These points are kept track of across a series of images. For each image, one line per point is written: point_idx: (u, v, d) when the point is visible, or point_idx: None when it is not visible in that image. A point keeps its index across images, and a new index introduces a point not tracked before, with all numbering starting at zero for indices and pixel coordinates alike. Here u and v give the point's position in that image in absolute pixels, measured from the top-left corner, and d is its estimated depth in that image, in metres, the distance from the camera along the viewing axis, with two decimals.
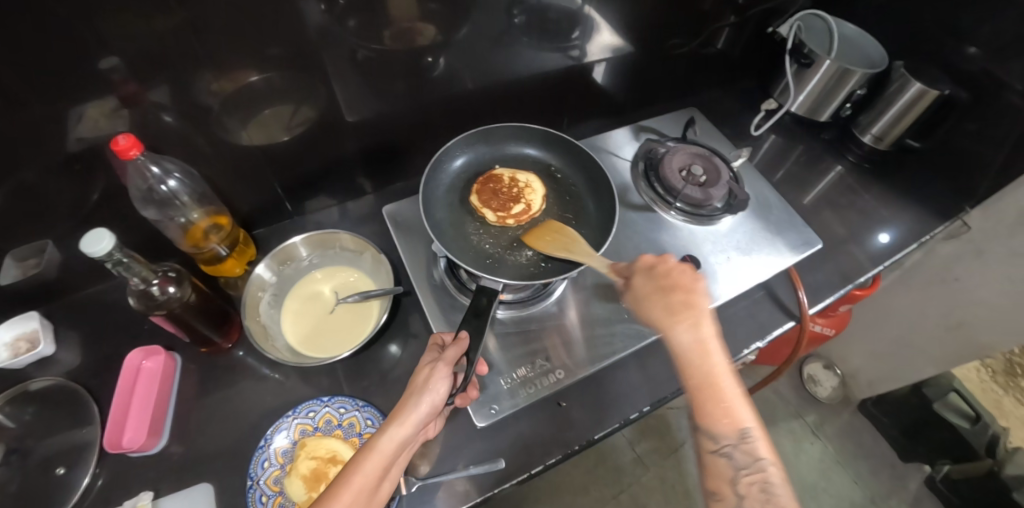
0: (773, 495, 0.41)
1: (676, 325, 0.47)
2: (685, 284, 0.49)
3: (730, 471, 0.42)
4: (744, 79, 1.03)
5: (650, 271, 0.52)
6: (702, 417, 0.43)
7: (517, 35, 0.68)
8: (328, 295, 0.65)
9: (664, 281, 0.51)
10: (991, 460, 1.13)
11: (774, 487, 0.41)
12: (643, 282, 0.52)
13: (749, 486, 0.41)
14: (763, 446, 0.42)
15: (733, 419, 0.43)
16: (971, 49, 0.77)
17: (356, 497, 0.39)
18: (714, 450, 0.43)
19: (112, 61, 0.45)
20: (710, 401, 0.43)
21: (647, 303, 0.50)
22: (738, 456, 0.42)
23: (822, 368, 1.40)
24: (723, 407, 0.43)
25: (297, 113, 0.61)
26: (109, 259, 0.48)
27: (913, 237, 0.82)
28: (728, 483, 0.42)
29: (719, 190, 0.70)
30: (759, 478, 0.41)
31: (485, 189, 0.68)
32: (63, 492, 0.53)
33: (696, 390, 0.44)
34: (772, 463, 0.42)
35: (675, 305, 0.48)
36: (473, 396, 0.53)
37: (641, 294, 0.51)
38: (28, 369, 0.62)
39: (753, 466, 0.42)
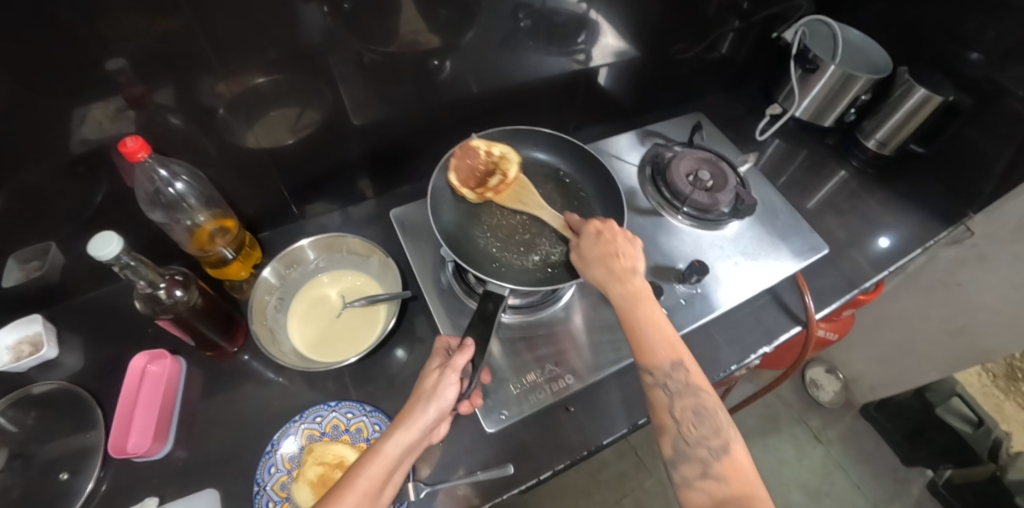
0: (706, 416, 0.45)
1: (614, 282, 0.51)
2: (619, 247, 0.53)
3: (667, 400, 0.45)
4: (747, 83, 1.04)
5: (596, 237, 0.54)
6: (643, 355, 0.47)
7: (523, 39, 0.68)
8: (335, 299, 0.65)
9: (608, 245, 0.53)
10: (993, 464, 1.13)
11: (707, 410, 0.45)
12: (588, 247, 0.54)
13: (684, 412, 0.45)
14: (695, 373, 0.46)
15: (669, 352, 0.47)
16: (974, 55, 0.77)
17: (360, 500, 0.39)
18: (653, 383, 0.46)
19: (118, 63, 0.45)
20: (649, 340, 0.47)
21: (591, 265, 0.53)
22: (672, 386, 0.46)
23: (824, 372, 1.41)
24: (660, 345, 0.47)
25: (303, 116, 0.61)
26: (116, 263, 0.47)
27: (917, 242, 0.83)
28: (667, 411, 0.46)
29: (726, 195, 0.70)
30: (693, 402, 0.45)
31: (461, 166, 0.65)
32: (66, 497, 0.52)
33: (634, 334, 0.48)
34: (705, 390, 0.46)
35: (612, 264, 0.51)
36: (479, 403, 0.52)
37: (588, 258, 0.54)
38: (31, 373, 0.62)
39: (685, 391, 0.45)
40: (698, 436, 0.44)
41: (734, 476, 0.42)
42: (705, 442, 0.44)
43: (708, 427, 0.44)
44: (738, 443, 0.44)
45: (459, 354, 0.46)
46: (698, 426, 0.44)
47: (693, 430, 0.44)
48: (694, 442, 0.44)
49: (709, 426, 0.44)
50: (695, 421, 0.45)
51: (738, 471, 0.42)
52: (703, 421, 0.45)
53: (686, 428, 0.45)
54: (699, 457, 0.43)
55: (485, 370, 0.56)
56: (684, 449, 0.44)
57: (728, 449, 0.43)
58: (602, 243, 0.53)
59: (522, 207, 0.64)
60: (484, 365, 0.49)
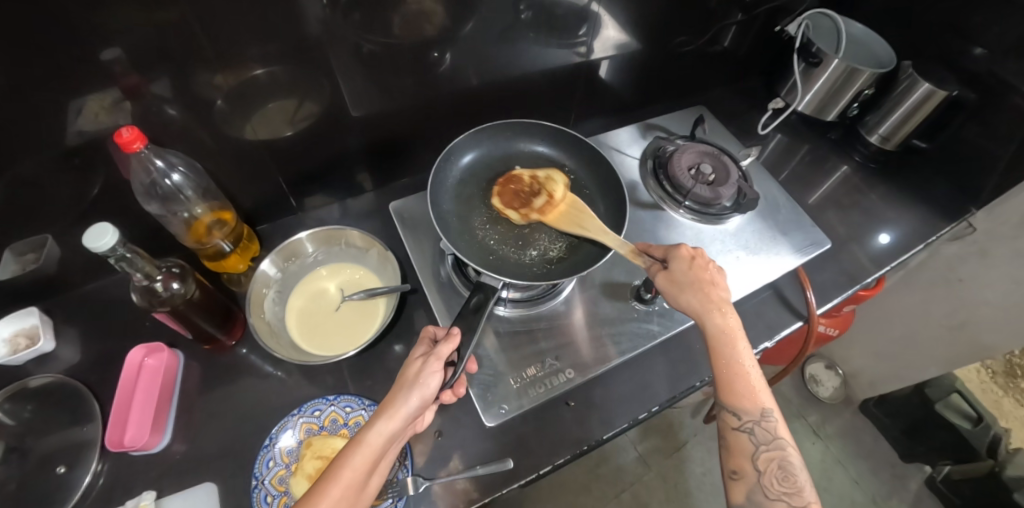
0: (789, 472, 0.45)
1: (711, 314, 0.50)
2: (713, 278, 0.52)
3: (751, 447, 0.46)
4: (749, 77, 1.03)
5: (689, 262, 0.52)
6: (731, 396, 0.47)
7: (523, 31, 0.67)
8: (334, 292, 0.64)
9: (700, 273, 0.52)
10: (991, 460, 1.13)
11: (791, 466, 0.45)
12: (679, 271, 0.52)
13: (768, 462, 0.46)
14: (782, 426, 0.47)
15: (758, 400, 0.47)
16: (978, 50, 0.76)
17: (344, 492, 0.38)
18: (737, 426, 0.47)
19: (114, 53, 0.44)
20: (740, 382, 0.47)
21: (683, 290, 0.51)
22: (759, 434, 0.46)
23: (824, 368, 1.41)
24: (751, 390, 0.47)
25: (302, 108, 0.60)
26: (113, 254, 0.47)
27: (919, 238, 0.82)
28: (749, 459, 0.46)
29: (728, 189, 0.69)
30: (779, 455, 0.46)
31: (505, 190, 0.67)
32: (63, 491, 0.52)
33: (724, 372, 0.48)
34: (790, 444, 0.46)
35: (710, 294, 0.51)
36: (462, 393, 0.52)
37: (679, 282, 0.52)
38: (28, 366, 0.61)
39: (772, 444, 0.46)
40: (779, 491, 0.44)
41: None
42: (785, 497, 0.44)
43: (791, 483, 0.45)
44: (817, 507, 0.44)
45: (444, 343, 0.46)
46: (782, 481, 0.45)
47: (775, 484, 0.45)
48: (773, 495, 0.44)
49: (792, 484, 0.45)
50: (779, 476, 0.45)
51: None
52: (786, 477, 0.45)
53: (767, 481, 0.45)
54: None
55: (472, 358, 0.55)
56: (760, 499, 0.45)
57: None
58: (697, 270, 0.52)
59: (579, 231, 0.60)
60: (470, 354, 0.49)
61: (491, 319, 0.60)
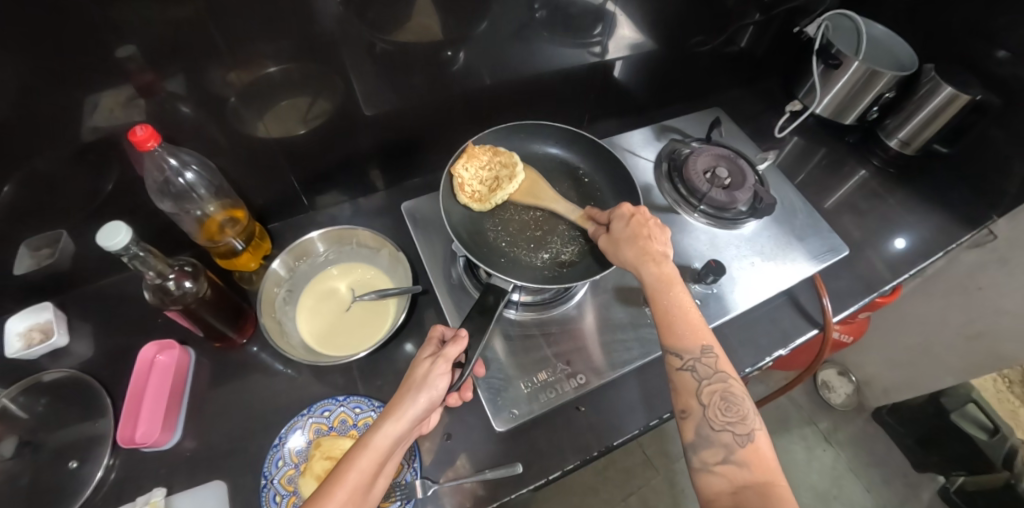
0: (733, 403, 0.45)
1: (645, 263, 0.50)
2: (651, 232, 0.52)
3: (694, 384, 0.45)
4: (766, 79, 1.01)
5: (628, 219, 0.53)
6: (672, 337, 0.47)
7: (538, 30, 0.66)
8: (344, 292, 0.64)
9: (639, 227, 0.52)
10: (1007, 472, 1.06)
11: (735, 396, 0.45)
12: (619, 229, 0.53)
13: (711, 396, 0.45)
14: (723, 360, 0.46)
15: (697, 336, 0.47)
16: (1002, 53, 0.75)
17: (350, 496, 0.37)
18: (680, 366, 0.46)
19: (129, 50, 0.44)
20: (678, 323, 0.47)
21: (623, 246, 0.52)
22: (701, 370, 0.46)
23: (837, 375, 1.39)
24: (690, 328, 0.47)
25: (315, 105, 0.60)
26: (126, 253, 0.47)
27: (939, 244, 0.80)
28: (693, 396, 0.45)
29: (744, 193, 0.67)
30: (721, 387, 0.45)
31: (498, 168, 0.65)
32: (76, 485, 0.52)
33: (663, 315, 0.48)
34: (733, 377, 0.46)
35: (647, 245, 0.51)
36: (467, 397, 0.53)
37: (618, 240, 0.53)
38: (41, 361, 0.62)
39: (714, 377, 0.45)
40: (724, 422, 0.44)
41: (757, 462, 0.42)
42: (731, 428, 0.44)
43: (734, 413, 0.44)
44: (763, 435, 0.44)
45: (452, 345, 0.45)
46: (725, 412, 0.44)
47: (720, 416, 0.44)
48: (719, 427, 0.44)
49: (736, 413, 0.44)
50: (722, 407, 0.45)
51: (761, 459, 0.42)
52: (731, 408, 0.44)
53: (712, 413, 0.45)
54: (723, 443, 0.43)
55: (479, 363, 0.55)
56: (708, 434, 0.44)
57: (752, 439, 0.43)
58: (635, 225, 0.52)
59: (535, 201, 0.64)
60: (478, 356, 0.49)
61: (501, 321, 0.60)
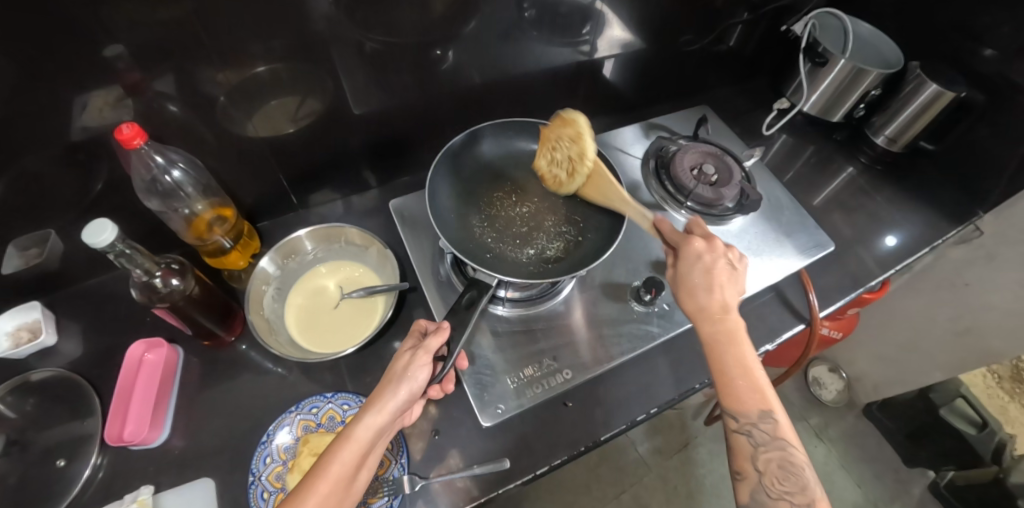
0: (792, 473, 0.43)
1: (710, 316, 0.49)
2: (720, 281, 0.50)
3: (750, 448, 0.44)
4: (756, 77, 1.02)
5: (698, 261, 0.52)
6: (730, 398, 0.46)
7: (527, 29, 0.67)
8: (333, 290, 0.64)
9: (706, 274, 0.51)
10: (996, 467, 1.10)
11: (794, 466, 0.43)
12: (689, 272, 0.52)
13: (768, 463, 0.44)
14: (785, 427, 0.45)
15: (759, 400, 0.45)
16: (987, 51, 0.75)
17: (332, 488, 0.38)
18: (736, 428, 0.45)
19: (117, 49, 0.44)
20: (738, 382, 0.46)
21: (688, 291, 0.51)
22: (758, 435, 0.44)
23: (827, 371, 1.40)
24: (752, 390, 0.46)
25: (304, 105, 0.60)
26: (112, 250, 0.47)
27: (925, 241, 0.81)
28: (749, 460, 0.44)
29: (731, 190, 0.68)
30: (779, 455, 0.44)
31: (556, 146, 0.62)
32: (64, 484, 0.52)
33: (722, 372, 0.47)
34: (794, 445, 0.44)
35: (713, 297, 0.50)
36: (449, 389, 0.52)
37: (685, 283, 0.51)
38: (30, 360, 0.62)
39: (772, 444, 0.44)
40: (781, 491, 0.42)
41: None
42: (788, 498, 0.42)
43: (794, 484, 0.42)
44: None
45: (433, 336, 0.46)
46: (782, 481, 0.43)
47: (777, 484, 0.43)
48: (776, 496, 0.42)
49: (794, 484, 0.42)
50: (780, 475, 0.43)
51: None
52: (789, 477, 0.43)
53: (768, 481, 0.43)
54: None
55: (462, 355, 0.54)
56: (763, 500, 0.43)
57: None
58: (704, 269, 0.51)
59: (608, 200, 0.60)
60: (460, 349, 0.49)
61: (488, 317, 0.60)
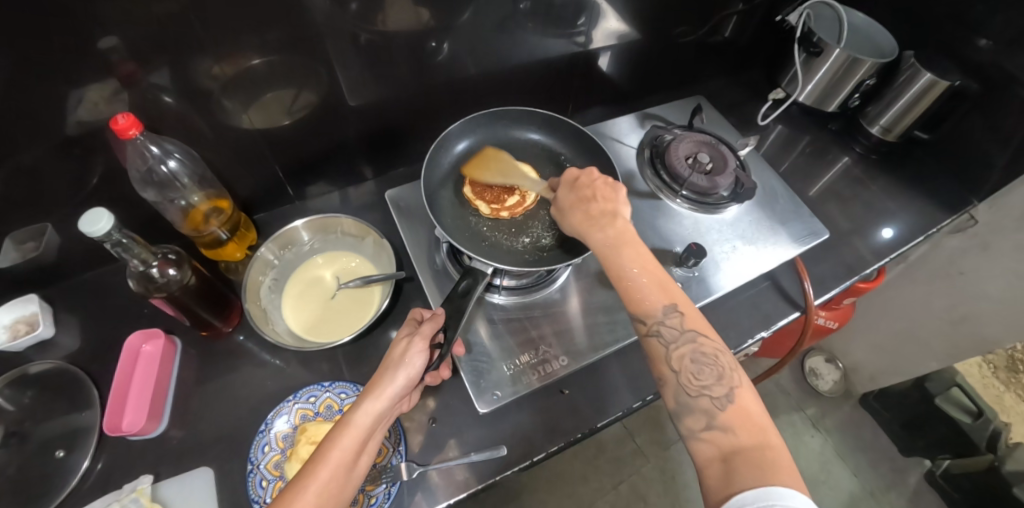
0: (705, 364, 0.44)
1: (593, 228, 0.51)
2: (594, 190, 0.54)
3: (663, 351, 0.45)
4: (751, 68, 1.02)
5: (573, 184, 0.56)
6: (636, 306, 0.47)
7: (522, 21, 0.67)
8: (330, 280, 0.64)
9: (584, 191, 0.54)
10: (992, 455, 1.10)
11: (706, 356, 0.44)
12: (565, 197, 0.55)
13: (681, 361, 0.44)
14: (691, 319, 0.46)
15: (661, 299, 0.47)
16: (982, 42, 0.75)
17: (333, 473, 0.38)
18: (647, 333, 0.46)
19: (111, 41, 0.44)
20: (639, 288, 0.47)
21: (569, 214, 0.54)
22: (667, 334, 0.45)
23: (824, 361, 1.41)
24: (653, 293, 0.47)
25: (299, 97, 0.60)
26: (108, 239, 0.47)
27: (919, 230, 0.81)
28: (665, 363, 0.45)
29: (725, 178, 0.69)
30: (691, 349, 0.45)
31: (478, 180, 0.67)
32: (63, 475, 0.52)
33: (621, 282, 0.48)
34: (703, 335, 0.45)
35: (591, 208, 0.53)
36: (446, 376, 0.54)
37: (563, 207, 0.55)
38: (27, 353, 0.62)
39: (682, 339, 0.45)
40: (699, 386, 0.43)
41: (742, 424, 0.40)
42: (709, 392, 0.43)
43: (710, 375, 0.43)
44: (744, 389, 0.43)
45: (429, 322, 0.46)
46: (698, 376, 0.43)
47: (695, 379, 0.44)
48: (695, 393, 0.43)
49: (712, 375, 0.43)
50: (695, 370, 0.44)
51: (744, 415, 0.41)
52: (705, 370, 0.44)
53: (686, 379, 0.44)
54: (704, 409, 0.42)
55: (459, 342, 0.55)
56: (687, 401, 0.43)
57: (730, 398, 0.42)
58: (580, 189, 0.55)
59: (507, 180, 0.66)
60: (457, 336, 0.50)
61: (484, 306, 0.60)
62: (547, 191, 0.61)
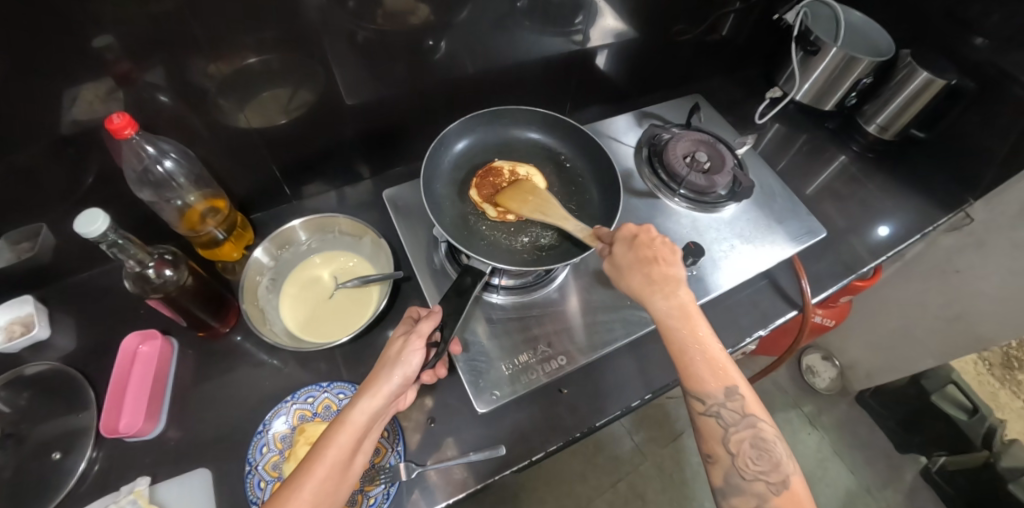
0: (763, 449, 0.44)
1: (655, 294, 0.48)
2: (657, 253, 0.51)
3: (721, 430, 0.45)
4: (748, 66, 1.02)
5: (631, 241, 0.52)
6: (693, 382, 0.45)
7: (519, 19, 0.66)
8: (328, 280, 0.64)
9: (645, 252, 0.51)
10: (986, 452, 1.14)
11: (763, 441, 0.44)
12: (621, 254, 0.51)
13: (739, 444, 0.44)
14: (751, 402, 0.45)
15: (723, 379, 0.45)
16: (979, 40, 0.76)
17: (329, 472, 0.38)
18: (703, 411, 0.45)
19: (106, 40, 0.44)
20: (699, 365, 0.45)
21: (626, 273, 0.50)
22: (726, 415, 0.45)
23: (821, 359, 1.41)
24: (712, 369, 0.45)
25: (296, 96, 0.60)
26: (104, 240, 0.47)
27: (916, 228, 0.82)
28: (720, 442, 0.45)
29: (723, 177, 0.69)
30: (750, 434, 0.44)
31: (484, 182, 0.66)
32: (59, 477, 0.52)
33: (681, 354, 0.46)
34: (761, 419, 0.45)
35: (653, 272, 0.49)
36: (442, 375, 0.54)
37: (620, 266, 0.51)
38: (23, 354, 0.61)
39: (741, 423, 0.45)
40: (755, 471, 0.43)
41: None
42: (763, 477, 0.43)
43: (765, 462, 0.43)
44: (797, 477, 0.43)
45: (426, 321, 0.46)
46: (755, 460, 0.44)
47: (750, 464, 0.44)
48: (750, 476, 0.43)
49: (768, 461, 0.43)
50: (752, 454, 0.44)
51: (795, 504, 0.42)
52: (761, 455, 0.44)
53: (742, 462, 0.44)
54: (756, 493, 0.42)
55: (455, 341, 0.55)
56: (738, 483, 0.43)
57: (785, 485, 0.43)
58: (641, 248, 0.51)
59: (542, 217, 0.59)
60: (453, 334, 0.50)
61: (482, 305, 0.60)
62: (592, 239, 0.55)
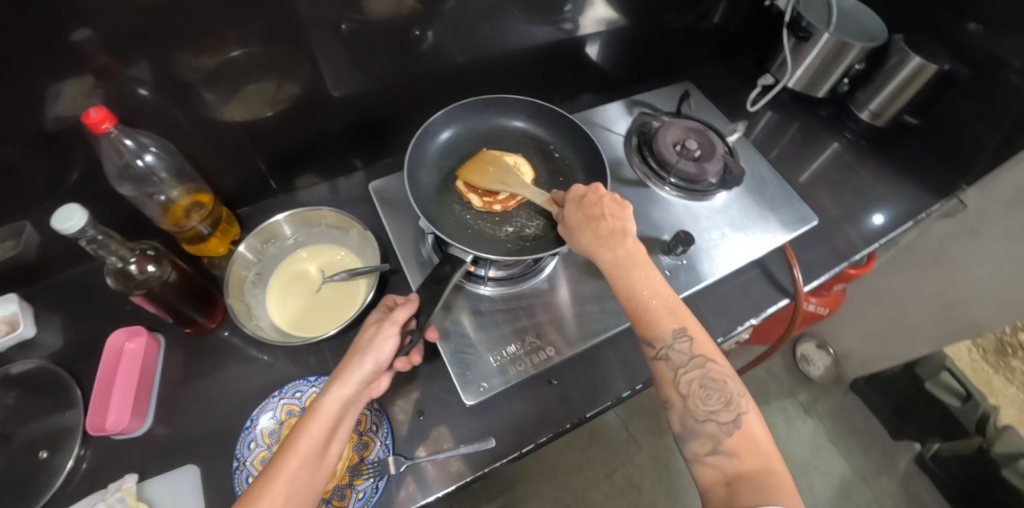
0: (713, 389, 0.45)
1: (603, 247, 0.49)
2: (603, 209, 0.50)
3: (671, 374, 0.45)
4: (741, 54, 1.01)
5: (580, 201, 0.51)
6: (646, 327, 0.46)
7: (508, 8, 0.65)
8: (314, 274, 0.64)
9: (592, 211, 0.50)
10: (980, 437, 1.17)
11: (714, 381, 0.45)
12: (571, 215, 0.52)
13: (689, 386, 0.45)
14: (701, 344, 0.46)
15: (671, 320, 0.46)
16: (972, 25, 0.75)
17: (303, 461, 0.38)
18: (655, 356, 0.46)
19: (84, 34, 0.42)
20: (649, 311, 0.46)
21: (576, 231, 0.51)
22: (675, 358, 0.45)
23: (816, 348, 1.39)
24: (661, 315, 0.46)
25: (281, 89, 0.59)
26: (83, 236, 0.46)
27: (908, 215, 0.82)
28: (673, 386, 0.45)
29: (713, 165, 0.69)
30: (698, 374, 0.45)
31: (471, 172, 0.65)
32: (47, 476, 0.52)
33: (631, 301, 0.47)
34: (712, 361, 0.45)
35: (601, 227, 0.49)
36: (417, 361, 0.53)
37: (571, 225, 0.51)
38: (9, 353, 0.61)
39: (691, 364, 0.45)
40: (706, 410, 0.44)
41: (748, 451, 0.41)
42: (716, 416, 0.44)
43: (716, 400, 0.44)
44: (751, 416, 0.44)
45: (400, 309, 0.46)
46: (706, 400, 0.44)
47: (702, 404, 0.44)
48: (703, 418, 0.44)
49: (719, 399, 0.44)
50: (702, 395, 0.45)
51: (750, 441, 0.42)
52: (712, 394, 0.44)
53: (693, 403, 0.45)
54: (709, 434, 0.43)
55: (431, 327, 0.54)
56: (693, 426, 0.44)
57: (737, 423, 0.43)
58: (586, 206, 0.51)
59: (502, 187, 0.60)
60: (429, 322, 0.49)
61: (470, 297, 0.60)
62: (551, 204, 0.56)
